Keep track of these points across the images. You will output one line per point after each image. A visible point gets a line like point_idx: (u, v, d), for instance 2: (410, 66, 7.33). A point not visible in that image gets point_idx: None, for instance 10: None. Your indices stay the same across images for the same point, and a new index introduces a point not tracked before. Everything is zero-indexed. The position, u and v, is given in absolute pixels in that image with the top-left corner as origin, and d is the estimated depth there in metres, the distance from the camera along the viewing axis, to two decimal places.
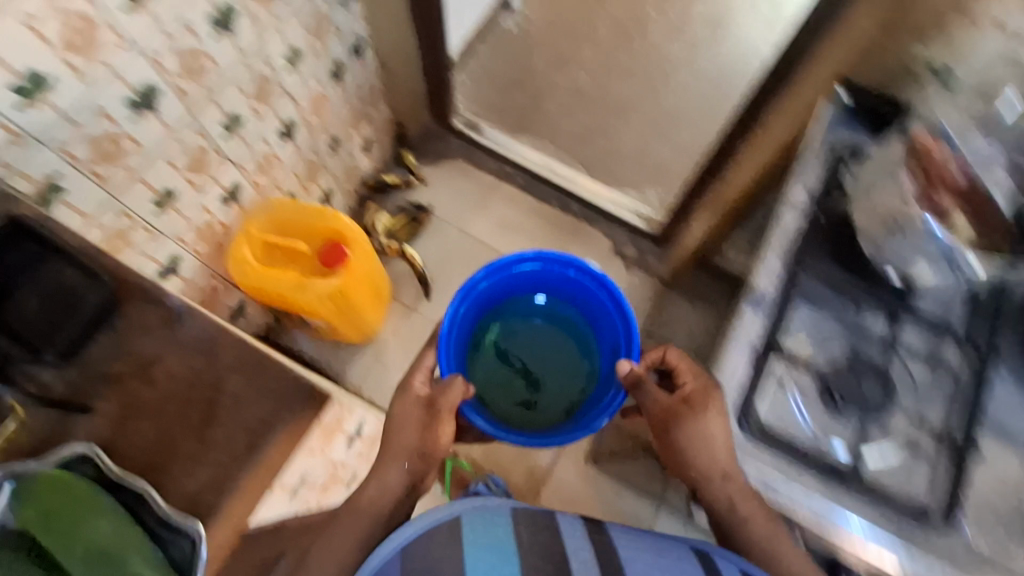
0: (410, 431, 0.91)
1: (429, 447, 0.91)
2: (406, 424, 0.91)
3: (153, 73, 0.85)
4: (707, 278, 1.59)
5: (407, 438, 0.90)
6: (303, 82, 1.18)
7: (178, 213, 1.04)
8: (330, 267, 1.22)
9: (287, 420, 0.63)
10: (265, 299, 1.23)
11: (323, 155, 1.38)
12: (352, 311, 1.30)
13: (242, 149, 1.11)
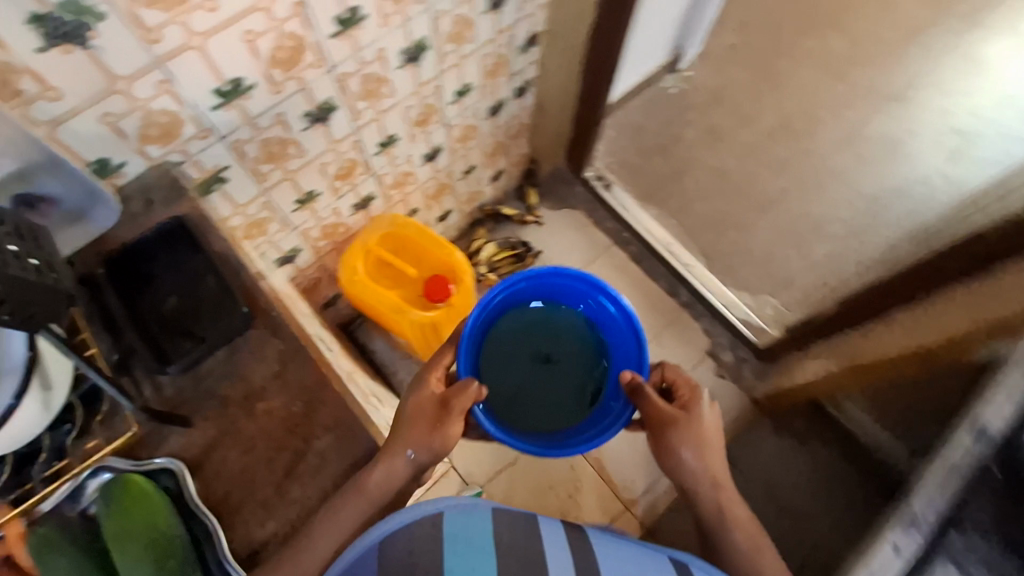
0: (417, 435, 0.67)
1: (437, 453, 0.68)
2: (413, 424, 0.68)
3: (335, 93, 0.86)
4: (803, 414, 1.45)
5: (416, 433, 0.67)
6: (462, 115, 1.18)
7: (312, 212, 1.06)
8: (432, 300, 1.22)
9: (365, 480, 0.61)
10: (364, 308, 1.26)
11: (455, 179, 1.38)
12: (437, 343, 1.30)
13: (386, 165, 1.12)
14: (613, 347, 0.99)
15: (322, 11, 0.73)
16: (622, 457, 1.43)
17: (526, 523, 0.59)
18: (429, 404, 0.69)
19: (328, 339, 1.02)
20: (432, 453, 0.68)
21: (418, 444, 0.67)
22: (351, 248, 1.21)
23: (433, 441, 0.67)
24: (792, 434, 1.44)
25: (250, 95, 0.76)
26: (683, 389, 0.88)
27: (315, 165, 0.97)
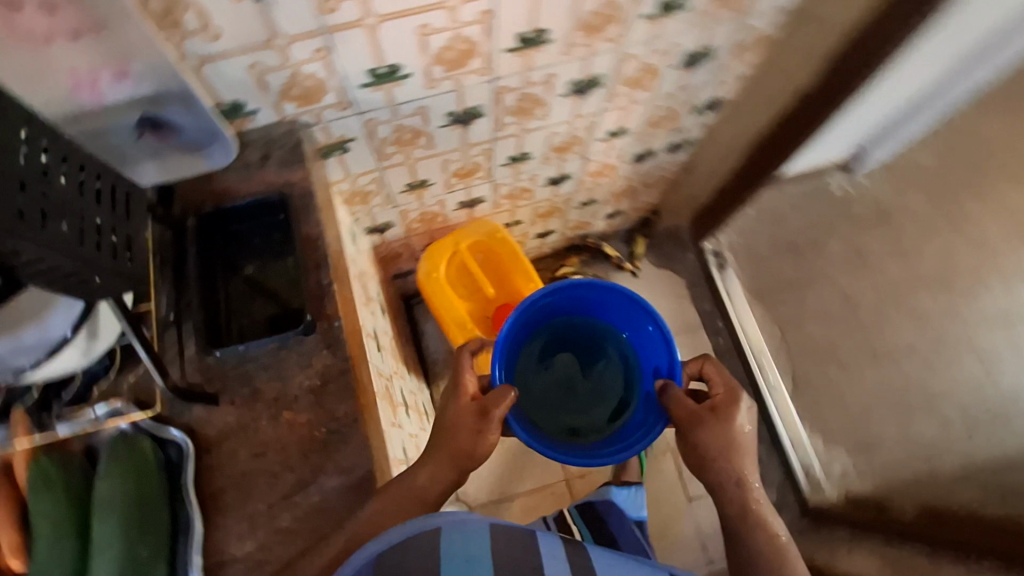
0: (460, 436, 0.64)
1: (479, 458, 0.64)
2: (456, 429, 0.65)
3: (488, 102, 0.80)
4: None
5: (458, 440, 0.64)
6: (606, 153, 1.08)
7: (420, 199, 1.01)
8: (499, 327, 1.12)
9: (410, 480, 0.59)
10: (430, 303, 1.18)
11: (571, 206, 1.28)
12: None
13: (509, 177, 1.04)
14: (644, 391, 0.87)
15: (508, 24, 0.66)
16: None
17: (530, 549, 0.49)
18: (467, 412, 0.65)
19: (384, 331, 0.97)
20: (472, 456, 0.63)
21: (461, 444, 0.63)
22: (439, 243, 1.11)
23: (475, 443, 0.63)
24: None
25: (402, 84, 0.70)
26: (719, 388, 0.76)
27: (440, 160, 0.91)
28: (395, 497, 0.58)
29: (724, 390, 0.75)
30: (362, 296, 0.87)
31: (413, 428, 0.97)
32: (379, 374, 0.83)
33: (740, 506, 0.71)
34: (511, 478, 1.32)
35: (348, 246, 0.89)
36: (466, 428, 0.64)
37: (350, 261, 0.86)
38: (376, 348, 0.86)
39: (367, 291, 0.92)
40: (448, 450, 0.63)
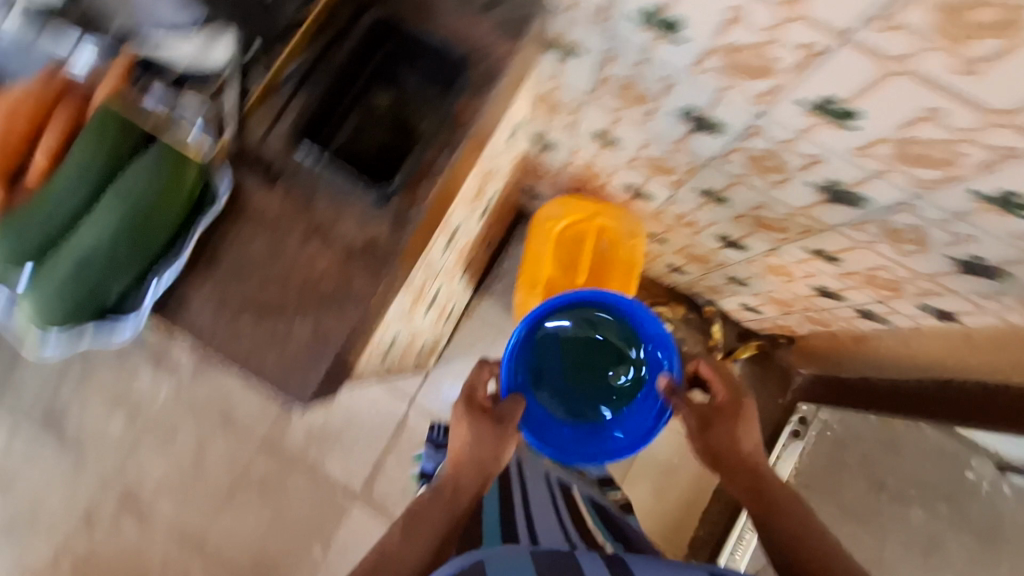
0: (486, 445, 0.75)
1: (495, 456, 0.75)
2: (475, 439, 0.75)
3: (736, 133, 0.67)
4: None
5: (481, 450, 0.74)
6: (795, 258, 0.91)
7: (597, 154, 0.90)
8: None
9: (443, 490, 0.70)
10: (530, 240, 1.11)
11: (719, 270, 1.12)
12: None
13: (689, 202, 0.90)
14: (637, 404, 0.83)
15: (827, 79, 0.53)
16: None
17: (563, 561, 0.57)
18: (484, 422, 0.76)
19: (468, 232, 0.91)
20: (497, 461, 0.75)
21: (482, 452, 0.74)
22: (587, 202, 1.02)
23: (501, 446, 0.75)
24: None
25: (673, 47, 0.59)
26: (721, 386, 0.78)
27: (644, 138, 0.79)
28: (431, 510, 0.67)
29: (720, 386, 0.77)
30: (473, 194, 0.80)
31: (420, 325, 0.94)
32: (427, 267, 0.78)
33: (757, 499, 0.69)
34: None
35: (501, 141, 0.81)
36: (488, 436, 0.75)
37: (489, 156, 0.79)
38: (445, 245, 0.81)
39: (483, 189, 0.85)
40: (471, 460, 0.73)
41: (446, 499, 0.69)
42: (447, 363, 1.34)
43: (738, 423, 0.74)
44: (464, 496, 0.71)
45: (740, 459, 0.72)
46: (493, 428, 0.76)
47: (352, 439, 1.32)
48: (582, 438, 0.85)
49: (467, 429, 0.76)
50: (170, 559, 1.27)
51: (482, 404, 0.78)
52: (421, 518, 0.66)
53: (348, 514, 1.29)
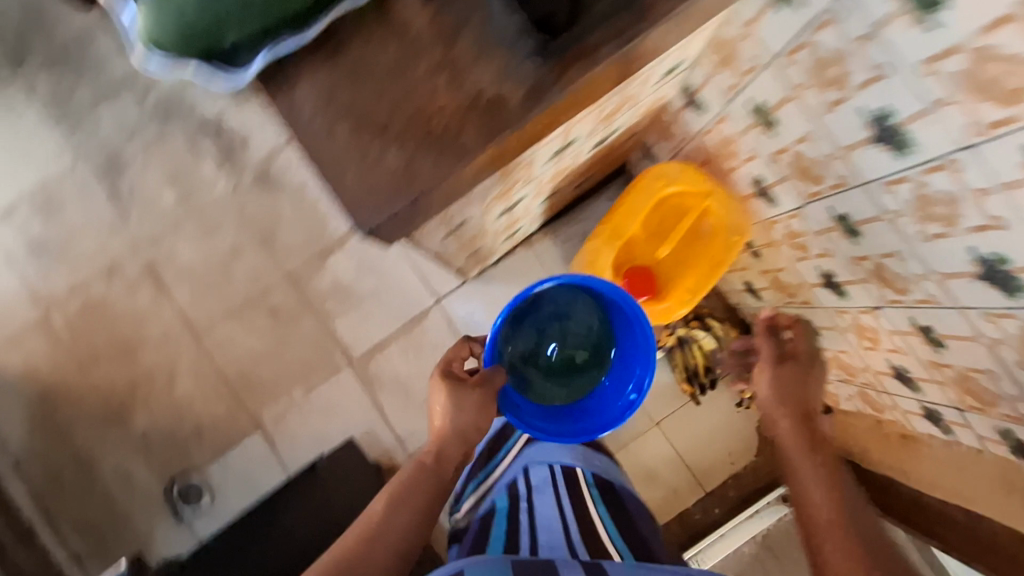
0: (467, 413, 0.77)
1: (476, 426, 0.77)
2: (456, 407, 0.77)
3: (924, 159, 0.58)
4: None
5: (461, 420, 0.77)
6: (892, 326, 0.83)
7: (743, 133, 0.82)
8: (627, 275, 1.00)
9: (425, 458, 0.74)
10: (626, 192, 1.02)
11: (797, 308, 1.05)
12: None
13: (813, 222, 0.82)
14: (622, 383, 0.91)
15: None
16: None
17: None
18: (467, 395, 0.77)
19: (577, 156, 0.86)
20: (479, 430, 0.78)
21: (461, 420, 0.77)
22: (707, 180, 0.93)
23: (482, 416, 0.78)
24: None
25: (915, 29, 0.50)
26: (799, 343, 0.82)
27: (808, 131, 0.70)
28: (419, 487, 0.71)
29: (804, 337, 0.82)
30: (605, 115, 0.74)
31: (490, 227, 0.91)
32: (529, 167, 0.73)
33: (803, 439, 0.74)
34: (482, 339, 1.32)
35: (657, 74, 0.75)
36: (468, 405, 0.77)
37: (640, 82, 0.72)
38: (554, 156, 0.76)
39: (615, 114, 0.78)
40: (450, 427, 0.76)
41: (428, 465, 0.73)
42: (488, 281, 1.32)
43: (809, 375, 0.79)
44: (445, 465, 0.74)
45: (799, 401, 0.77)
46: (474, 398, 0.77)
47: (372, 310, 1.33)
48: (559, 421, 0.88)
49: (446, 396, 0.77)
50: (168, 340, 1.32)
51: (457, 373, 0.81)
52: (404, 486, 0.70)
53: (341, 375, 1.32)
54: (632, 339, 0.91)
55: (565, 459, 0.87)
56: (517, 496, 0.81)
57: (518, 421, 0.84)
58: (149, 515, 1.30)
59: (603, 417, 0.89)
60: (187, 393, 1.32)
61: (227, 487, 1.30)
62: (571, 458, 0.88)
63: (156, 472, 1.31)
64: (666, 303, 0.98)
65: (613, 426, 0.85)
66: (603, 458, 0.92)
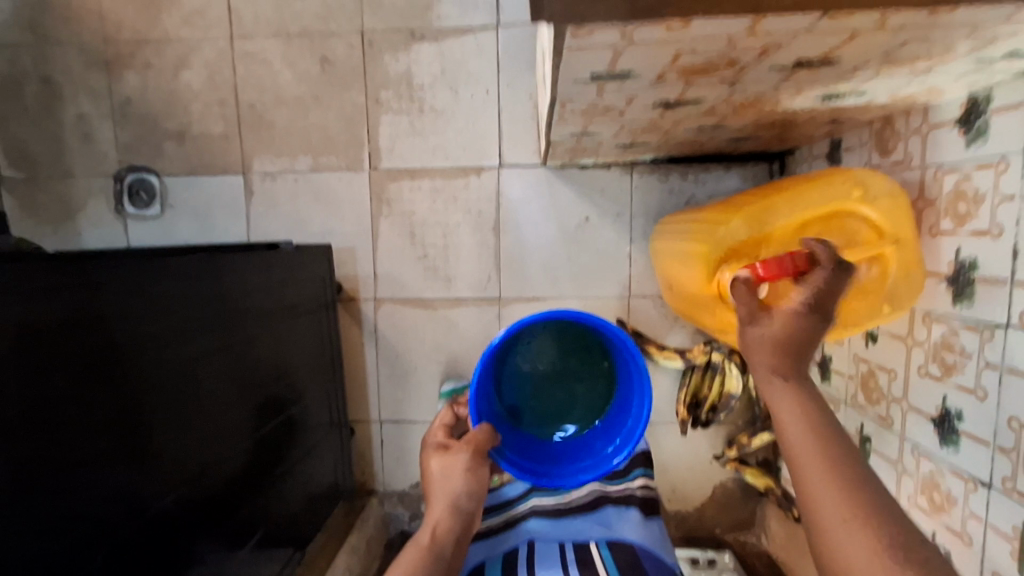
0: (455, 480, 0.69)
1: (472, 490, 0.70)
2: (443, 477, 0.70)
3: None
4: (314, 529, 1.03)
5: (453, 487, 0.69)
6: (982, 512, 0.65)
7: (1012, 198, 0.59)
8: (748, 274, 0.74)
9: (420, 535, 0.67)
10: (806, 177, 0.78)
11: (863, 416, 0.86)
12: (681, 249, 0.87)
13: (1007, 352, 0.60)
14: (616, 421, 0.76)
15: None
16: (411, 335, 1.16)
17: None
18: (456, 463, 0.69)
19: (795, 92, 0.62)
20: (472, 496, 0.70)
21: (453, 487, 0.69)
22: (911, 225, 0.69)
23: (472, 481, 0.69)
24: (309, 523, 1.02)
25: None
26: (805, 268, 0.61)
27: None
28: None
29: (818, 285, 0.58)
30: (893, 56, 0.50)
31: (631, 113, 0.68)
32: (758, 61, 0.50)
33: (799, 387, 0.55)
34: (519, 233, 1.12)
35: (994, 51, 0.50)
36: (458, 471, 0.69)
37: (977, 42, 0.48)
38: (789, 67, 0.52)
39: (893, 67, 0.54)
40: (441, 499, 0.68)
41: (426, 545, 0.66)
42: (563, 178, 1.11)
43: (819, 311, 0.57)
44: (444, 541, 0.67)
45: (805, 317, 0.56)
46: (462, 463, 0.69)
47: (427, 130, 1.10)
48: (541, 460, 0.75)
49: (439, 464, 0.70)
50: (201, 19, 1.08)
51: (440, 442, 0.74)
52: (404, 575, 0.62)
53: (355, 174, 1.12)
54: (631, 381, 0.74)
55: (574, 531, 0.84)
56: (515, 558, 0.80)
57: (500, 458, 0.71)
58: (89, 183, 1.13)
59: (589, 452, 0.75)
60: (190, 87, 1.10)
61: (182, 210, 1.14)
62: (584, 529, 0.84)
63: (118, 145, 1.12)
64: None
65: (602, 466, 0.72)
66: (621, 509, 0.84)
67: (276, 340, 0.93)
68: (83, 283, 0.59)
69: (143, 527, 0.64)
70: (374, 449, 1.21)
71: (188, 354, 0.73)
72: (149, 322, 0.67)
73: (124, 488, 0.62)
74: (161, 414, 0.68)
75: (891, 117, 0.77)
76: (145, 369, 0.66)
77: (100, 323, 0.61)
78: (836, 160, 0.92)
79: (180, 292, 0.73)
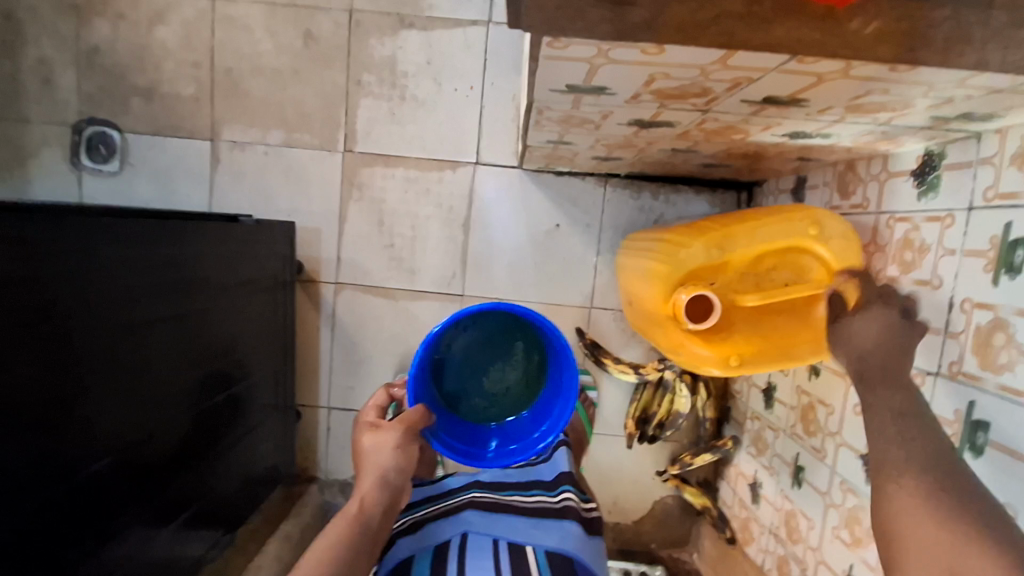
0: (385, 455, 0.68)
1: (401, 464, 0.69)
2: (374, 453, 0.69)
3: None
4: (247, 511, 1.00)
5: (383, 462, 0.68)
6: None
7: (953, 253, 0.62)
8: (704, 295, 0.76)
9: (347, 507, 0.65)
10: (760, 209, 0.81)
11: (801, 446, 0.88)
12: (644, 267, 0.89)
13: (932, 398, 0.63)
14: (549, 411, 0.77)
15: None
16: (370, 325, 1.15)
17: None
18: (386, 435, 0.68)
19: (765, 127, 0.64)
20: (402, 472, 0.69)
21: (383, 460, 0.68)
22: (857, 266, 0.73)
23: (403, 456, 0.69)
24: (243, 506, 0.98)
25: None
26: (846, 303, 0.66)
27: None
28: (354, 548, 0.62)
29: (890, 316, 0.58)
30: (858, 103, 0.52)
31: (607, 128, 0.69)
32: (729, 93, 0.51)
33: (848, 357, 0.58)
34: (489, 233, 1.12)
35: (949, 112, 0.53)
36: (387, 447, 0.68)
37: (935, 100, 0.50)
38: (759, 103, 0.54)
39: (860, 115, 0.56)
40: (370, 473, 0.67)
41: (353, 515, 0.64)
42: (538, 183, 1.11)
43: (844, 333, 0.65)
44: (372, 511, 0.65)
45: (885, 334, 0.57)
46: (394, 439, 0.68)
47: (406, 119, 1.09)
48: (473, 445, 0.76)
49: (370, 440, 0.69)
50: None
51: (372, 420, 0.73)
52: (330, 541, 0.61)
53: (328, 155, 1.10)
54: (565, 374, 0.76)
55: (510, 530, 0.78)
56: (445, 551, 0.75)
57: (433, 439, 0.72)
58: (45, 130, 1.08)
59: (519, 440, 0.77)
60: (164, 44, 1.06)
61: (143, 171, 1.10)
62: (521, 530, 0.78)
63: (80, 94, 1.07)
64: (708, 351, 0.79)
65: (530, 452, 0.74)
66: (559, 521, 0.79)
67: (226, 315, 0.90)
68: (18, 238, 0.55)
69: (64, 500, 0.60)
70: (319, 436, 1.18)
71: (131, 320, 0.69)
72: (92, 286, 0.64)
73: (47, 458, 0.58)
74: (95, 378, 0.64)
75: (855, 162, 0.80)
76: (85, 330, 0.63)
77: (41, 277, 0.57)
78: (800, 196, 0.95)
79: (132, 252, 0.69)
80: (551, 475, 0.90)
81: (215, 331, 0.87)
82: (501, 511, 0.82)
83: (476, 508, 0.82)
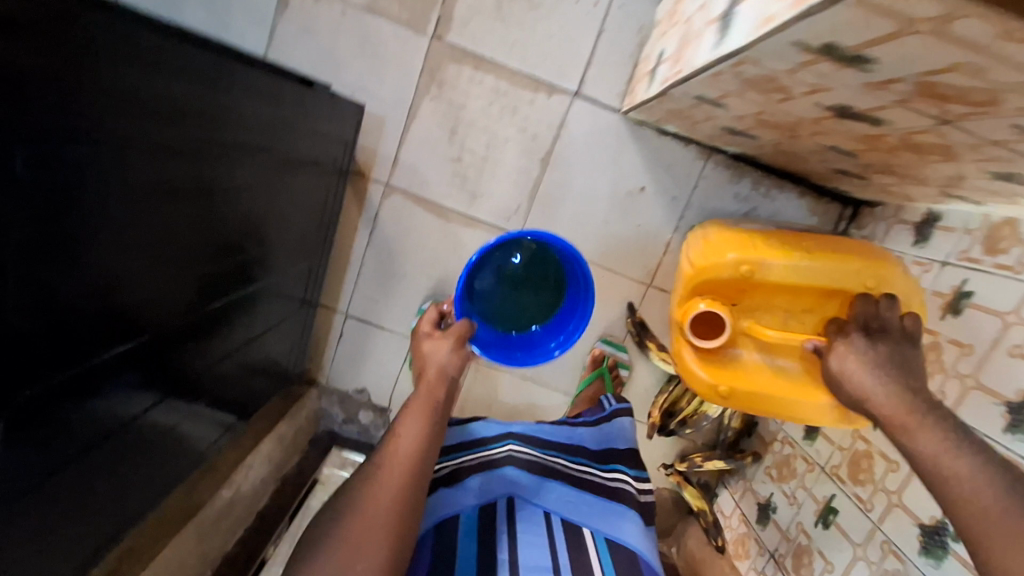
0: (443, 354, 0.73)
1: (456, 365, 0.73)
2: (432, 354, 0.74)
3: None
4: (258, 401, 0.93)
5: (444, 360, 0.73)
6: None
7: None
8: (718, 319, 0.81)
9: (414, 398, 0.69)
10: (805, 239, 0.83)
11: (839, 489, 0.84)
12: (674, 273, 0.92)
13: None
14: (564, 322, 0.85)
15: None
16: (413, 241, 1.04)
17: None
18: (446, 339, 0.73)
19: (983, 158, 0.53)
20: (459, 370, 0.73)
21: (440, 359, 0.73)
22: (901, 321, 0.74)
23: (459, 354, 0.74)
24: (253, 396, 0.90)
25: None
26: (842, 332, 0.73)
27: None
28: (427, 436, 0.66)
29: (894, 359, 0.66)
30: None
31: (792, 104, 0.57)
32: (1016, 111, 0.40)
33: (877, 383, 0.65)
34: (568, 176, 1.00)
35: None
36: (443, 350, 0.73)
37: None
38: None
39: None
40: (430, 369, 0.72)
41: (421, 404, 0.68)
42: (635, 136, 0.99)
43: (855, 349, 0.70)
44: (438, 398, 0.70)
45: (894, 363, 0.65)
46: (448, 345, 0.73)
47: (512, 19, 0.93)
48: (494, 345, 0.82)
49: (429, 345, 0.75)
50: None
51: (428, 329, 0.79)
52: (411, 433, 0.65)
53: (413, 36, 0.94)
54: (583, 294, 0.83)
55: (563, 502, 0.74)
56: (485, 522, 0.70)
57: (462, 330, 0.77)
58: None
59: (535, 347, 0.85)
60: None
61: None
62: (575, 504, 0.74)
63: None
64: (705, 373, 0.84)
65: (545, 356, 0.82)
66: (620, 505, 0.76)
67: (281, 192, 0.78)
68: (92, 50, 0.40)
69: (99, 387, 0.50)
70: (329, 341, 1.10)
71: (206, 176, 0.58)
72: (166, 131, 0.50)
73: (93, 334, 0.47)
74: (165, 233, 0.53)
75: (1019, 218, 0.69)
76: (167, 170, 0.51)
77: (134, 93, 0.45)
78: (922, 233, 0.85)
79: (218, 95, 0.57)
80: (598, 446, 0.84)
81: (268, 209, 0.76)
82: (550, 478, 0.77)
83: (519, 468, 0.76)
